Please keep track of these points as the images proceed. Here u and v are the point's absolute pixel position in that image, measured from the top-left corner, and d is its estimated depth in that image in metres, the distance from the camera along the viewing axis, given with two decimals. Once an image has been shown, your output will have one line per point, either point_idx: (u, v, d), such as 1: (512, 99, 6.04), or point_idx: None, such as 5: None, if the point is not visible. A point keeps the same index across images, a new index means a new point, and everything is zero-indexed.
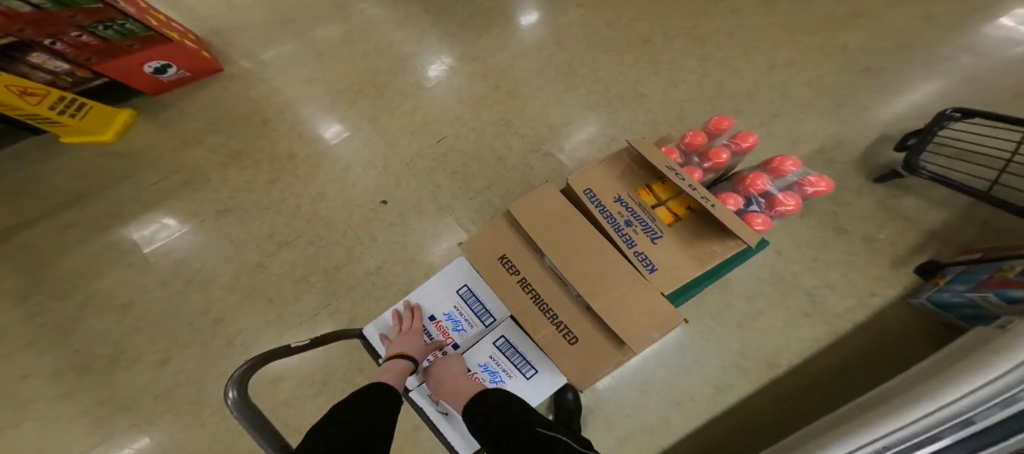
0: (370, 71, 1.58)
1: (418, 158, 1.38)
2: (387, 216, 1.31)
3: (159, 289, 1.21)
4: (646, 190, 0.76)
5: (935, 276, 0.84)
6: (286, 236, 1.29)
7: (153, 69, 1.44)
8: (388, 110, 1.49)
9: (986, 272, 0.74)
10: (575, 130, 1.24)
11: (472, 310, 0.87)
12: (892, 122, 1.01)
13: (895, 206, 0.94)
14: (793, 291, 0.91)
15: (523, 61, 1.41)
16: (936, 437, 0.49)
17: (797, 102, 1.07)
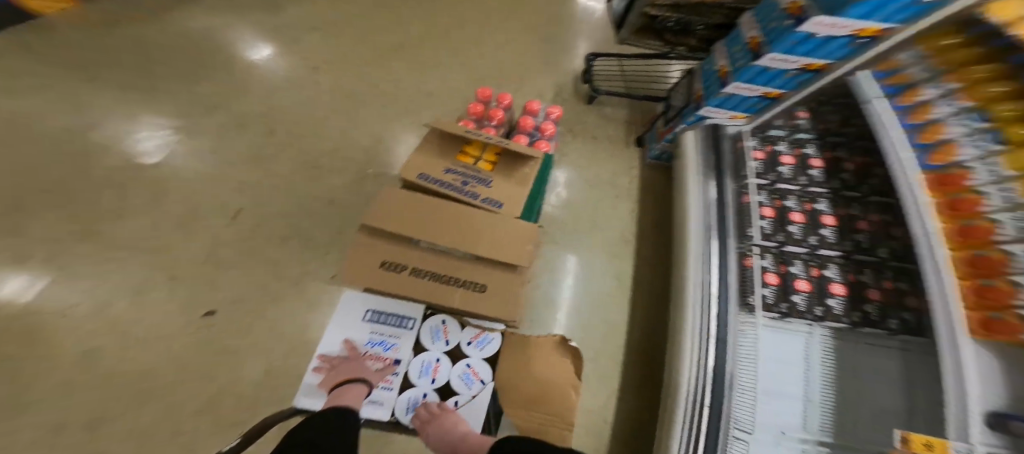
0: (53, 178, 1.14)
1: (224, 245, 1.14)
2: (228, 321, 1.05)
3: None
4: (464, 154, 0.90)
5: (643, 143, 1.39)
6: (77, 431, 0.90)
7: None
8: (126, 213, 1.13)
9: (655, 132, 1.32)
10: (387, 142, 1.31)
11: (387, 324, 1.05)
12: (573, 59, 1.56)
13: (611, 110, 1.46)
14: (603, 187, 1.31)
15: (284, 97, 1.33)
16: (709, 243, 0.96)
17: (519, 65, 1.50)
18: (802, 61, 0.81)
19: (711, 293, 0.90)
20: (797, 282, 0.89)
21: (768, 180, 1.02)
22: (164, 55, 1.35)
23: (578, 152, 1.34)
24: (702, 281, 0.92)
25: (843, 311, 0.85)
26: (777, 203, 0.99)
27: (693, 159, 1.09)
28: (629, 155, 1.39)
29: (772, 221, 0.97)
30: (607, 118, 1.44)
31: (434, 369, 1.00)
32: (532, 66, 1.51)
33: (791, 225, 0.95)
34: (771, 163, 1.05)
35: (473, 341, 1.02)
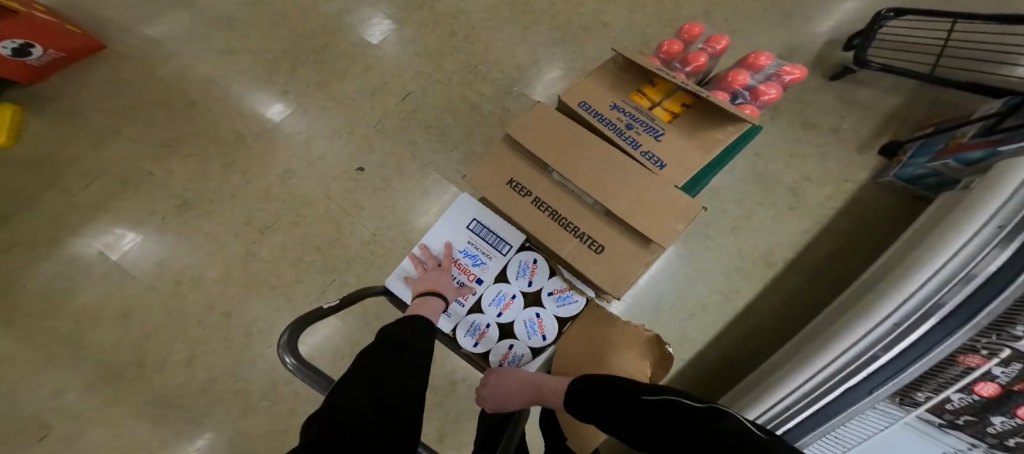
0: (304, 31, 1.47)
1: (386, 119, 1.32)
2: (369, 182, 1.25)
3: (151, 293, 1.19)
4: (640, 95, 0.74)
5: (898, 154, 0.95)
6: (266, 221, 1.25)
7: (11, 51, 1.26)
8: (337, 74, 1.41)
9: (942, 142, 0.86)
10: (545, 69, 1.27)
11: (487, 241, 0.76)
12: (825, 12, 1.16)
13: (848, 98, 1.06)
14: (774, 188, 1.00)
15: (473, 4, 1.41)
16: (926, 315, 0.54)
17: (741, 14, 1.20)
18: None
19: (860, 367, 0.59)
20: (977, 382, 0.50)
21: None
22: None
23: (769, 138, 1.04)
24: (865, 349, 0.59)
25: (999, 435, 0.51)
26: (1019, 385, 0.47)
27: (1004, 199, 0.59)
28: (849, 161, 1.01)
29: (979, 401, 0.51)
30: (840, 103, 1.06)
31: (539, 327, 0.74)
32: (753, 21, 1.19)
33: (997, 418, 0.50)
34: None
35: (556, 292, 0.74)
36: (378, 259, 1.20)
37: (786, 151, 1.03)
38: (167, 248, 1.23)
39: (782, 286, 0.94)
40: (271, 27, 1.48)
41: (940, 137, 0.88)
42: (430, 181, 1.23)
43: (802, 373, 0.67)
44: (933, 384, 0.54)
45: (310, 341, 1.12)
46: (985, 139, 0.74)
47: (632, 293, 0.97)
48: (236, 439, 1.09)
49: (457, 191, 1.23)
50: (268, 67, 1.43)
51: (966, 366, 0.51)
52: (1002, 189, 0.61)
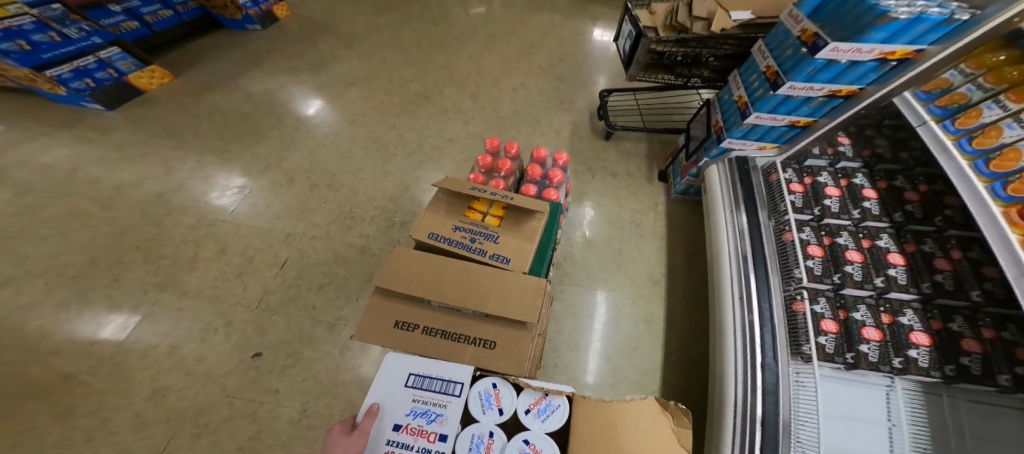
0: (127, 234, 1.29)
1: (271, 293, 1.21)
2: (273, 364, 1.10)
3: None
4: (472, 211, 0.86)
5: (666, 178, 1.34)
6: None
7: None
8: (186, 267, 1.25)
9: (678, 167, 1.27)
10: (417, 188, 1.39)
11: (433, 389, 0.59)
12: (591, 93, 1.60)
13: (636, 144, 1.46)
14: (625, 225, 1.26)
15: (324, 153, 1.48)
16: (748, 273, 0.83)
17: (542, 106, 1.56)
18: (786, 119, 0.89)
19: (754, 336, 0.76)
20: (824, 323, 0.78)
21: (827, 284, 0.82)
22: (223, 119, 1.57)
23: (601, 189, 1.34)
24: (742, 318, 0.78)
25: (881, 360, 0.74)
26: (841, 314, 0.79)
27: (719, 195, 0.98)
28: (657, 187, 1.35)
29: (836, 337, 0.77)
30: (626, 154, 1.43)
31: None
32: (549, 109, 1.56)
33: (862, 345, 0.75)
34: (832, 262, 0.84)
35: (534, 407, 0.56)
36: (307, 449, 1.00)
37: (615, 196, 1.32)
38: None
39: (670, 293, 1.14)
40: (81, 241, 1.26)
41: (676, 164, 1.29)
42: (344, 337, 1.15)
43: (727, 367, 0.76)
44: (804, 336, 0.77)
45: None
46: (691, 159, 1.17)
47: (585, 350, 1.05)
48: None
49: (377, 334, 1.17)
50: (85, 289, 1.18)
51: (802, 311, 0.80)
52: (712, 198, 0.99)
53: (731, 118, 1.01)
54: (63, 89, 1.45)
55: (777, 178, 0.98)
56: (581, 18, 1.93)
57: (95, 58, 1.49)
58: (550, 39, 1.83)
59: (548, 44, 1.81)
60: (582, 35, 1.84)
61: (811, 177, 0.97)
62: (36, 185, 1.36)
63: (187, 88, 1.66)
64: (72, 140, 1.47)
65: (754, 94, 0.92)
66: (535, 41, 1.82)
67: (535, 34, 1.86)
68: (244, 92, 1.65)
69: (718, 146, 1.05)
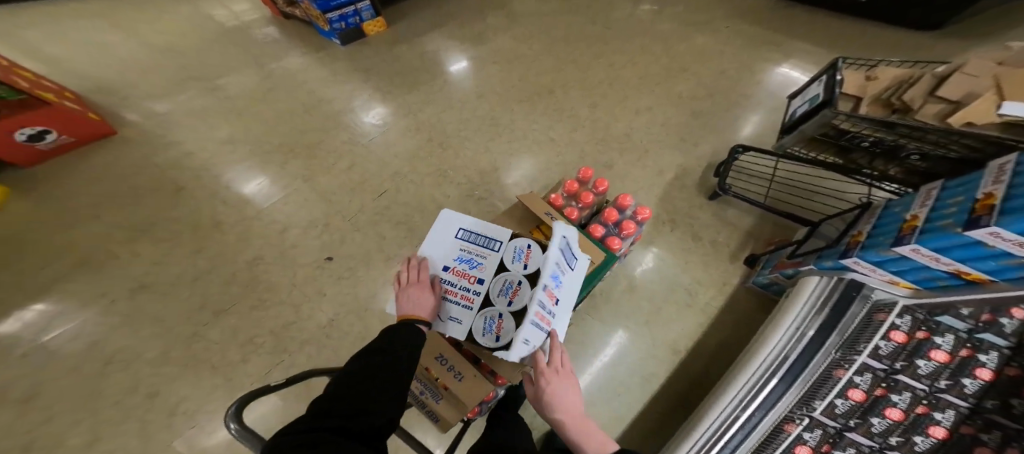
0: (300, 131, 1.69)
1: (361, 212, 1.43)
2: (334, 270, 1.33)
3: (70, 379, 1.16)
4: (538, 231, 0.91)
5: (753, 264, 1.13)
6: (223, 304, 1.28)
7: (27, 136, 1.48)
8: (323, 169, 1.58)
9: (777, 258, 1.05)
10: (507, 172, 1.46)
11: (477, 244, 0.75)
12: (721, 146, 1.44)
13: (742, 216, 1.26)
14: (676, 289, 1.15)
15: (451, 114, 1.65)
16: (768, 383, 0.80)
17: (661, 141, 1.48)
18: (953, 266, 0.63)
19: (725, 434, 0.79)
20: (797, 447, 0.78)
21: (837, 422, 0.77)
22: (395, 66, 1.90)
23: (674, 249, 1.21)
24: (730, 414, 0.80)
25: None
26: (824, 447, 0.77)
27: (796, 306, 0.85)
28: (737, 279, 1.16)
29: None
30: (721, 220, 1.26)
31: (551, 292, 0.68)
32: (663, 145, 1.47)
33: None
34: (863, 408, 0.76)
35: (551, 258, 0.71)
36: (322, 344, 1.20)
37: (681, 258, 1.19)
38: (113, 330, 1.23)
39: (685, 369, 1.04)
40: (273, 127, 1.71)
41: (777, 253, 1.07)
42: (391, 273, 1.30)
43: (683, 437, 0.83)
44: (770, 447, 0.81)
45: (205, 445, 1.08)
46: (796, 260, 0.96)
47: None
48: None
49: None
50: (264, 159, 1.61)
51: (788, 431, 0.79)
52: (787, 307, 0.86)
53: (882, 236, 0.75)
54: (329, 27, 1.93)
55: (884, 317, 0.78)
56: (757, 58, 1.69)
57: (354, 8, 1.93)
58: (709, 73, 1.66)
59: (703, 77, 1.66)
60: (749, 79, 1.63)
61: (928, 334, 0.74)
62: (269, 80, 1.88)
63: (386, 36, 2.05)
64: (301, 56, 1.98)
65: (935, 222, 0.64)
66: (691, 71, 1.68)
67: (693, 63, 1.71)
68: (419, 48, 1.95)
69: (841, 259, 0.81)
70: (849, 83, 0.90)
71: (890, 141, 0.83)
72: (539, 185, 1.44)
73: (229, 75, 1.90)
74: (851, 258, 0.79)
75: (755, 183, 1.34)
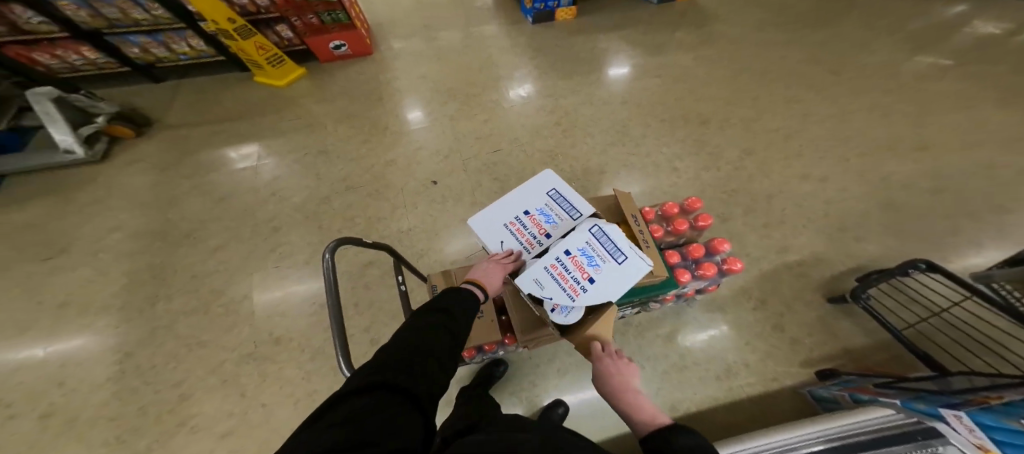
0: (465, 81, 1.98)
1: (475, 159, 1.63)
2: (434, 193, 1.56)
3: (244, 193, 1.62)
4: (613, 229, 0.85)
5: (828, 379, 1.01)
6: (353, 184, 1.63)
7: (334, 46, 2.04)
8: (467, 114, 1.82)
9: (859, 382, 0.93)
10: (612, 179, 1.49)
11: (563, 206, 0.70)
12: (848, 263, 1.26)
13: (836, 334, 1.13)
14: (721, 363, 1.09)
15: (590, 109, 1.74)
16: None
17: (791, 221, 1.35)
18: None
19: None
20: None
21: None
22: (565, 52, 2.05)
23: (732, 326, 1.14)
24: None
25: None
26: None
27: (830, 423, 0.84)
28: (788, 402, 1.04)
29: None
30: (826, 329, 1.14)
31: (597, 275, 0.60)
32: (790, 224, 1.35)
33: None
34: None
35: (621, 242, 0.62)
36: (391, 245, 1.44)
37: (745, 336, 1.13)
38: (285, 173, 1.67)
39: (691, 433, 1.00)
40: (448, 71, 2.04)
41: (865, 379, 0.94)
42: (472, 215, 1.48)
43: None
44: None
45: (271, 286, 1.37)
46: (880, 389, 0.84)
47: (554, 389, 1.11)
48: (192, 328, 1.29)
49: None
50: (434, 92, 1.95)
51: None
52: (820, 419, 0.86)
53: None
54: (530, 5, 2.14)
55: None
56: (966, 187, 1.41)
57: None
58: (883, 182, 1.44)
59: (881, 176, 1.46)
60: (943, 204, 1.37)
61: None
62: (463, 35, 2.23)
63: (572, 25, 2.20)
64: (496, 22, 2.28)
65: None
66: (865, 167, 1.49)
67: (875, 161, 1.51)
68: (593, 45, 2.07)
69: (937, 407, 0.68)
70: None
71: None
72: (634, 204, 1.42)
73: (439, 23, 2.31)
74: (952, 410, 0.65)
75: (907, 308, 1.20)
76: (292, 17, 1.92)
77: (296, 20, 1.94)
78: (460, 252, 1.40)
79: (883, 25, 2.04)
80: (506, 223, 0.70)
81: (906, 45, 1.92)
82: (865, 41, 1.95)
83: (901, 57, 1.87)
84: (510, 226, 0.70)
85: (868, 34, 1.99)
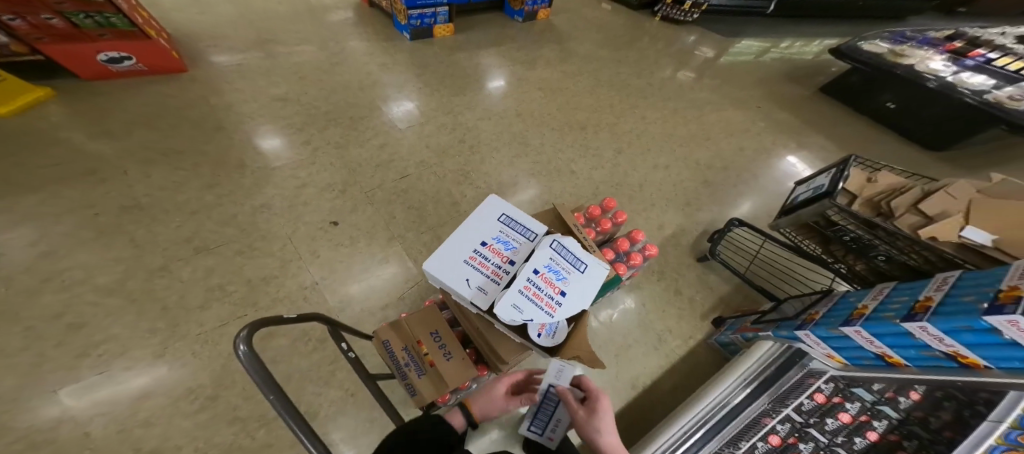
0: (347, 105, 1.83)
1: (378, 189, 1.54)
2: (336, 235, 1.41)
3: (21, 279, 1.17)
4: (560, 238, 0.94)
5: (720, 325, 1.30)
6: (208, 244, 1.34)
7: (107, 58, 1.64)
8: (357, 142, 1.69)
9: (740, 323, 1.21)
10: (520, 189, 1.59)
11: (516, 230, 0.77)
12: (707, 231, 1.61)
13: (714, 290, 1.44)
14: (647, 332, 1.29)
15: (487, 123, 1.83)
16: (713, 421, 0.92)
17: (665, 202, 1.68)
18: (883, 348, 0.74)
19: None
20: None
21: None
22: (451, 67, 2.10)
23: (643, 301, 1.35)
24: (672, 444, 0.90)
25: None
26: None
27: (746, 365, 0.98)
28: (693, 355, 1.27)
29: None
30: (706, 285, 1.45)
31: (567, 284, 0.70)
32: (665, 207, 1.66)
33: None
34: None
35: (576, 254, 0.73)
36: (293, 305, 1.25)
37: (653, 307, 1.35)
38: (95, 243, 1.27)
39: (637, 402, 1.15)
40: (323, 95, 1.86)
41: (741, 319, 1.23)
42: (391, 249, 1.40)
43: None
44: None
45: (68, 411, 1.00)
46: (754, 325, 1.11)
47: None
48: None
49: (402, 269, 1.36)
50: (310, 119, 1.75)
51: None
52: (744, 359, 1.00)
53: (832, 318, 0.87)
54: (405, 21, 2.11)
55: (814, 381, 0.90)
56: (758, 163, 1.95)
57: (434, 11, 2.15)
58: (714, 163, 1.90)
59: (709, 157, 1.93)
60: (751, 177, 1.88)
61: (843, 400, 0.86)
62: (334, 54, 2.05)
63: (453, 42, 2.26)
64: (368, 39, 2.17)
65: (880, 313, 0.77)
66: (699, 154, 1.93)
67: (704, 150, 1.96)
68: (473, 61, 2.16)
69: (795, 331, 0.93)
70: (854, 181, 1.08)
71: (866, 239, 0.98)
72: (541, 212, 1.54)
73: (301, 40, 2.09)
74: (804, 330, 0.90)
75: (744, 255, 1.55)
76: (9, 15, 1.44)
77: (19, 19, 1.46)
78: (380, 293, 1.30)
79: (680, 44, 2.65)
80: (466, 258, 0.72)
81: (701, 60, 2.55)
82: (673, 58, 2.51)
83: (691, 72, 2.44)
84: (471, 260, 0.73)
85: (674, 51, 2.56)
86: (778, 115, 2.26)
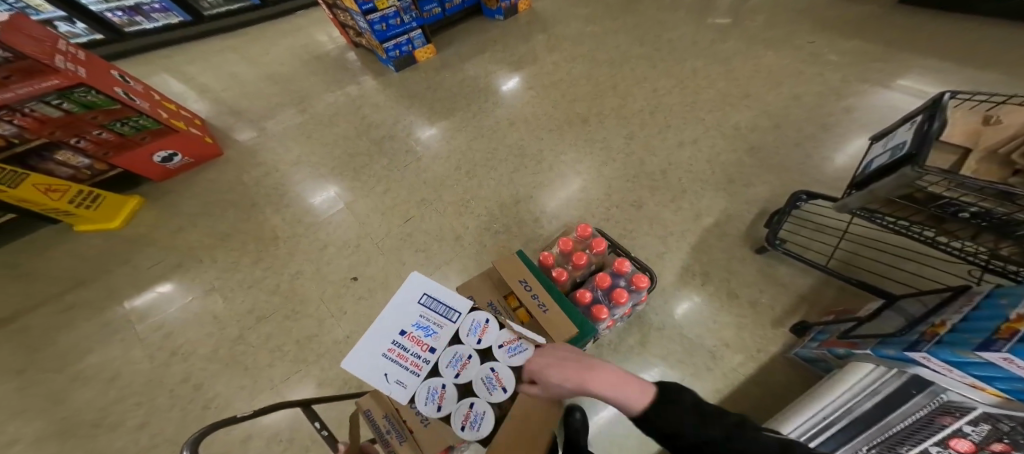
0: (348, 153, 1.84)
1: (386, 237, 1.52)
2: (355, 291, 1.41)
3: (87, 380, 1.29)
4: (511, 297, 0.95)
5: (804, 333, 1.13)
6: (265, 311, 1.40)
7: (160, 158, 1.75)
8: (362, 192, 1.68)
9: (831, 333, 1.04)
10: (532, 203, 1.51)
11: (437, 312, 0.73)
12: (754, 208, 1.43)
13: (775, 281, 1.27)
14: (699, 350, 1.18)
15: (483, 140, 1.76)
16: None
17: (696, 181, 1.52)
18: None
19: None
20: None
21: None
22: (439, 86, 2.06)
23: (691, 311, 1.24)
24: None
25: None
26: None
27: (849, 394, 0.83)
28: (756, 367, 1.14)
29: None
30: (764, 276, 1.28)
31: (497, 379, 0.71)
32: (702, 188, 1.50)
33: None
34: None
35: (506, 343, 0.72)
36: (323, 370, 1.27)
37: (702, 317, 1.23)
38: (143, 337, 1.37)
39: None
40: (323, 151, 1.87)
41: (832, 328, 1.06)
42: None
43: None
44: None
45: None
46: (847, 340, 0.94)
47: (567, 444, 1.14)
48: None
49: None
50: (318, 178, 1.77)
51: None
52: (843, 385, 0.84)
53: (968, 335, 0.68)
54: (385, 55, 2.11)
55: (953, 423, 0.73)
56: (805, 109, 1.69)
57: (406, 37, 2.11)
58: (743, 122, 1.70)
59: (741, 116, 1.72)
60: (795, 127, 1.64)
61: (1009, 449, 0.68)
62: (334, 108, 2.06)
63: (438, 61, 2.21)
64: (359, 81, 2.18)
65: None
66: (722, 114, 1.74)
67: (736, 110, 1.75)
68: (463, 74, 2.10)
69: (908, 352, 0.76)
70: (962, 127, 0.84)
71: (1003, 214, 0.77)
72: (558, 223, 1.46)
73: (303, 98, 2.13)
74: (921, 351, 0.73)
75: (823, 236, 1.35)
76: (71, 138, 1.53)
77: (81, 139, 1.56)
78: None
79: None
80: (385, 351, 0.69)
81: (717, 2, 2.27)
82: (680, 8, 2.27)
83: (704, 17, 2.19)
84: (389, 352, 0.69)
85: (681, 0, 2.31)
86: (818, 42, 1.95)
